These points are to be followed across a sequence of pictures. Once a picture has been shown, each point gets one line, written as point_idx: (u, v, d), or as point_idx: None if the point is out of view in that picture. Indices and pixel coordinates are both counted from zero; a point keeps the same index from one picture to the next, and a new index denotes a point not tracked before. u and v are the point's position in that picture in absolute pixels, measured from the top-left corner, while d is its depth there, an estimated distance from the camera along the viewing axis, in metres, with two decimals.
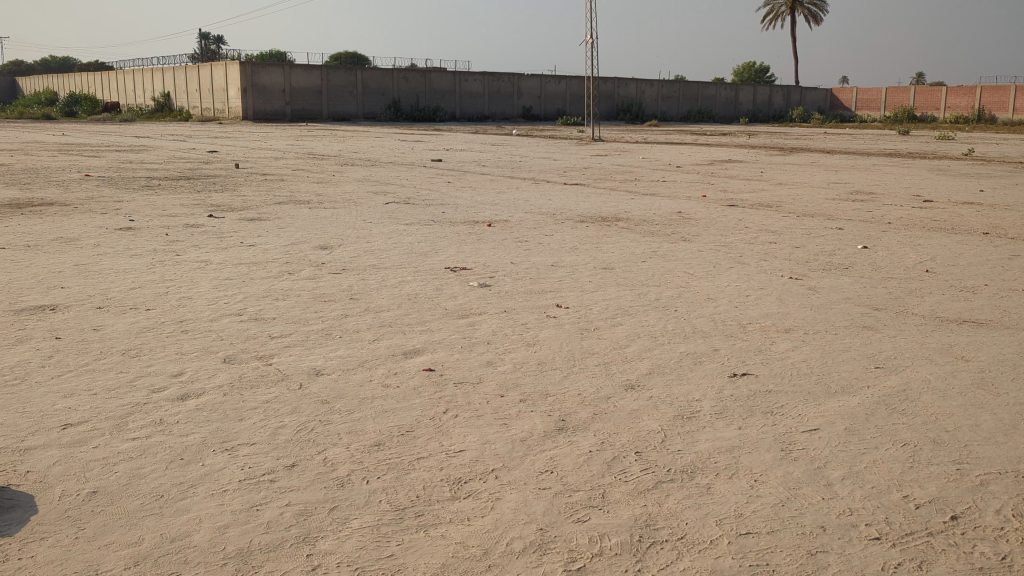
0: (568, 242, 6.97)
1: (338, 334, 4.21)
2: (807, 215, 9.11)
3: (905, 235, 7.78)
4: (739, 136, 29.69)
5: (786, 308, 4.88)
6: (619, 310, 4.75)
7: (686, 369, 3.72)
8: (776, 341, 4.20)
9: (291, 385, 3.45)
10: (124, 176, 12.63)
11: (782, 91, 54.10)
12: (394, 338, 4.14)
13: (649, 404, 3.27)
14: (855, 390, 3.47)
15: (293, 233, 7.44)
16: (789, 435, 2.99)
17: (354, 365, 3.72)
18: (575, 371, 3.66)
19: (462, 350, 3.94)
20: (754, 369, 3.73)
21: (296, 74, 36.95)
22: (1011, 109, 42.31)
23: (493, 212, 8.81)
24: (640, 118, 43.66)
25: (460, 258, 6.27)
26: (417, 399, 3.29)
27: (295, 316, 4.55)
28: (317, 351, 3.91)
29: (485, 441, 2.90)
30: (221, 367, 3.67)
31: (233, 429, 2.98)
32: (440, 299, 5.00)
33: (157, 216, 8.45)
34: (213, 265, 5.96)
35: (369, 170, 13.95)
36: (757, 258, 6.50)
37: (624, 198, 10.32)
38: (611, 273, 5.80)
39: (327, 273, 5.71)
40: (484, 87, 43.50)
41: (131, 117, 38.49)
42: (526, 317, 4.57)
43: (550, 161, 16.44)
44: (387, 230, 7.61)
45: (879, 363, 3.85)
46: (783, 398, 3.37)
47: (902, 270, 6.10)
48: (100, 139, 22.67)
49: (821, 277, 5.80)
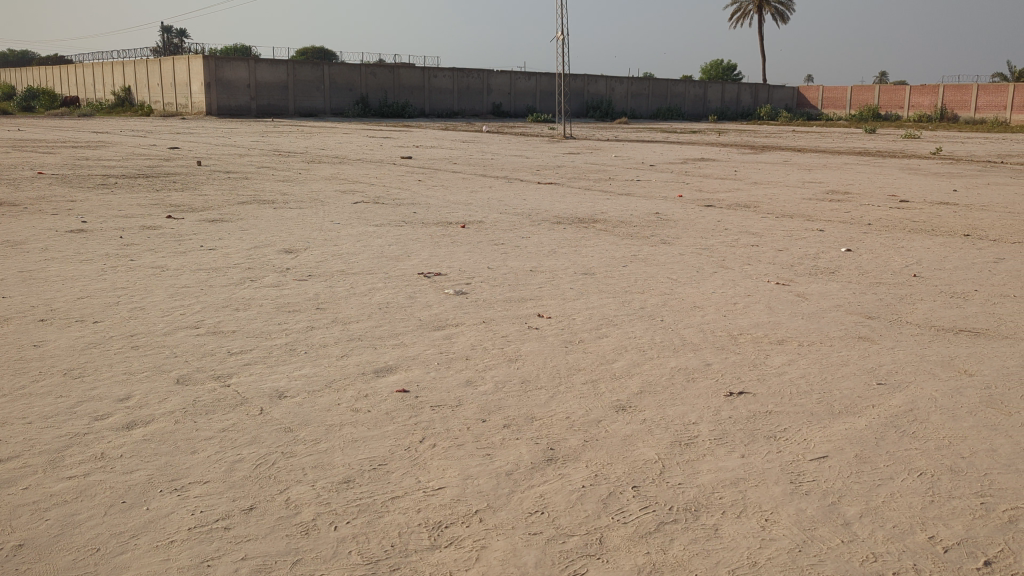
0: (545, 245, 6.71)
1: (303, 349, 3.90)
2: (786, 216, 8.94)
3: (887, 237, 7.61)
4: (709, 134, 29.67)
5: (776, 317, 4.65)
6: (603, 320, 4.49)
7: (679, 387, 3.46)
8: (770, 354, 3.97)
9: (251, 409, 3.15)
10: (80, 174, 12.15)
11: (749, 89, 54.29)
12: (364, 354, 3.85)
13: (643, 429, 3.01)
14: (860, 410, 3.23)
15: (257, 235, 7.11)
16: (797, 464, 2.75)
17: (320, 386, 3.41)
18: (561, 390, 3.39)
19: (438, 368, 3.65)
20: (751, 387, 3.48)
21: (262, 69, 36.32)
22: (973, 108, 42.73)
23: (465, 213, 8.53)
24: (610, 116, 43.55)
25: (433, 262, 5.98)
26: (391, 426, 3.00)
27: (256, 329, 4.24)
28: (279, 370, 3.61)
29: (465, 476, 2.62)
30: (173, 389, 3.36)
31: (184, 464, 2.68)
32: (413, 308, 4.71)
33: (112, 217, 8.07)
34: (169, 271, 5.62)
35: (337, 168, 13.59)
36: (740, 262, 6.30)
37: (599, 197, 10.09)
38: (592, 278, 5.55)
39: (292, 280, 5.40)
40: (454, 83, 43.13)
41: (91, 111, 37.61)
42: (505, 328, 4.30)
43: (521, 158, 16.18)
44: (356, 232, 7.31)
45: (881, 378, 3.62)
46: (786, 420, 3.13)
47: (889, 275, 5.91)
48: (60, 134, 22.01)
49: (808, 283, 5.59)
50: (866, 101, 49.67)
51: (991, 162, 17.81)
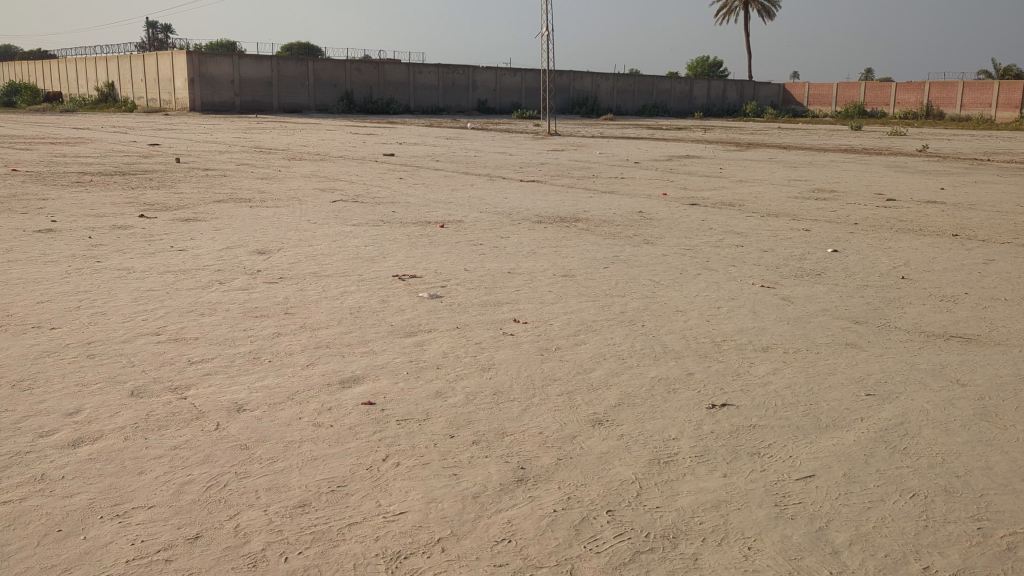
0: (525, 246, 6.55)
1: (267, 358, 3.72)
2: (772, 215, 8.82)
3: (874, 237, 7.49)
4: (696, 131, 29.56)
5: (761, 322, 4.51)
6: (582, 325, 4.33)
7: (659, 398, 3.31)
8: (755, 362, 3.82)
9: (205, 424, 2.97)
10: (54, 171, 11.88)
11: (735, 86, 54.22)
12: (331, 363, 3.67)
13: (620, 446, 2.86)
14: (849, 424, 3.09)
15: (229, 235, 6.91)
16: (782, 484, 2.60)
17: (282, 398, 3.24)
18: (534, 402, 3.23)
19: (407, 378, 3.48)
20: (735, 399, 3.33)
21: (245, 65, 35.98)
22: (958, 105, 42.81)
23: (445, 212, 8.35)
24: (596, 112, 43.41)
25: (409, 264, 5.81)
26: (353, 443, 2.83)
27: (220, 336, 4.05)
28: (240, 380, 3.43)
29: (430, 499, 2.45)
30: (126, 402, 3.17)
31: (129, 486, 2.50)
32: (385, 312, 4.54)
33: (83, 216, 7.84)
34: (136, 273, 5.42)
35: (317, 165, 13.38)
36: (724, 263, 6.15)
37: (582, 196, 9.94)
38: (572, 281, 5.39)
39: (261, 283, 5.21)
40: (439, 79, 42.87)
41: (72, 106, 37.08)
42: (480, 335, 4.14)
43: (505, 155, 16.01)
44: (332, 232, 7.12)
45: (869, 389, 3.49)
46: (770, 436, 2.98)
47: (876, 277, 5.78)
48: (39, 130, 21.66)
49: (794, 286, 5.45)
50: (851, 98, 49.74)
51: (976, 160, 17.77)
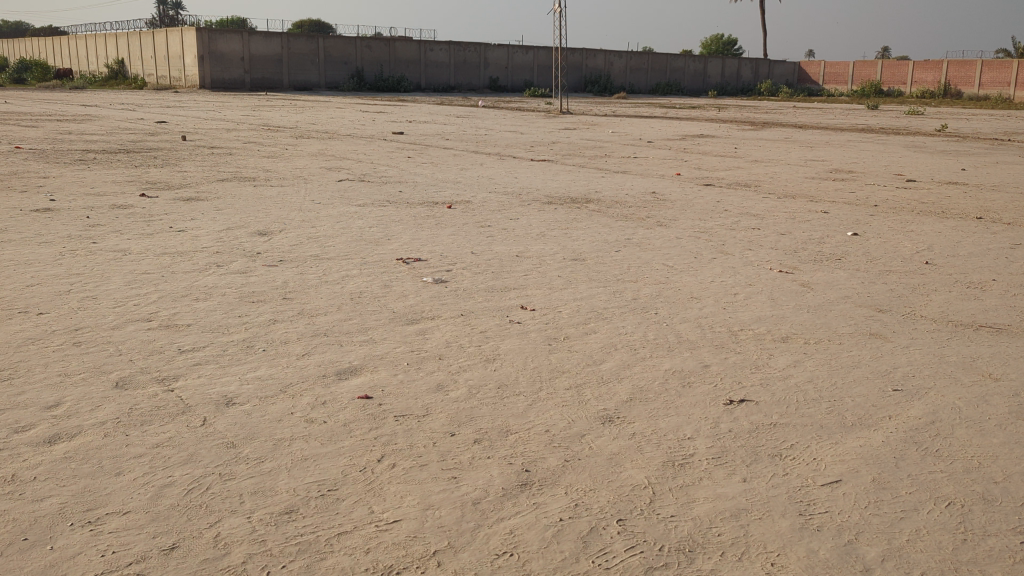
0: (534, 228, 6.34)
1: (261, 347, 3.55)
2: (789, 196, 8.59)
3: (896, 219, 7.26)
4: (710, 109, 29.21)
5: (779, 310, 4.30)
6: (592, 313, 4.14)
7: (673, 393, 3.12)
8: (774, 353, 3.62)
9: (191, 420, 2.80)
10: (58, 149, 11.73)
11: (750, 65, 53.56)
12: (328, 353, 3.49)
13: (632, 446, 2.67)
14: (876, 423, 2.89)
15: (231, 216, 6.74)
16: (806, 490, 2.42)
17: (274, 391, 3.06)
18: (541, 398, 3.05)
19: (407, 370, 3.30)
20: (753, 394, 3.14)
21: (255, 42, 35.70)
22: (976, 84, 42.20)
23: (453, 192, 8.15)
24: (609, 91, 42.98)
25: (414, 246, 5.62)
26: (346, 442, 2.66)
27: (213, 322, 3.88)
28: (231, 371, 3.26)
29: (426, 506, 2.28)
30: (109, 395, 3.00)
31: (104, 490, 2.33)
32: (387, 298, 4.36)
33: (83, 195, 7.68)
34: (131, 255, 5.25)
35: (325, 144, 13.19)
36: (740, 247, 5.94)
37: (594, 175, 9.73)
38: (582, 265, 5.20)
39: (260, 266, 5.03)
40: (450, 57, 42.45)
41: (82, 83, 36.89)
42: (485, 322, 3.95)
43: (516, 134, 15.76)
44: (337, 213, 6.94)
45: (896, 383, 3.28)
46: (792, 435, 2.79)
47: (899, 262, 5.56)
48: (48, 107, 21.53)
49: (813, 271, 5.23)
50: (867, 76, 49.09)
51: (996, 140, 17.41)
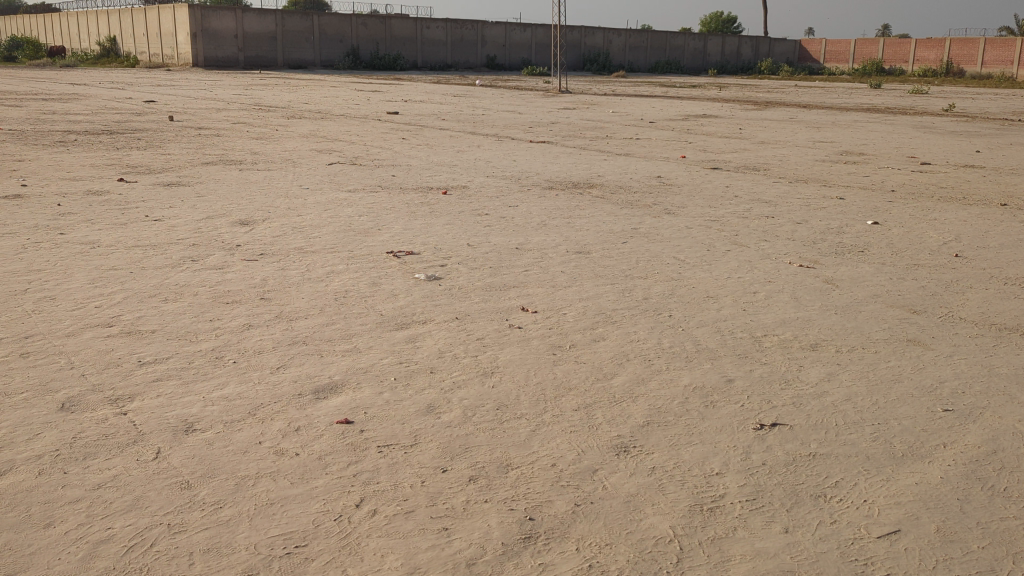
0: (535, 217, 5.96)
1: (232, 359, 3.17)
2: (800, 181, 8.21)
3: (916, 206, 6.87)
4: (711, 89, 28.68)
5: (806, 312, 3.93)
6: (600, 316, 3.77)
7: (695, 417, 2.75)
8: (804, 365, 3.25)
9: (141, 452, 2.42)
10: (39, 129, 11.31)
11: (750, 44, 53.03)
12: (305, 365, 3.12)
13: (652, 485, 2.31)
14: (930, 454, 2.53)
15: (213, 203, 6.34)
16: (861, 544, 2.05)
17: (241, 415, 2.69)
18: (545, 422, 2.67)
19: (393, 387, 2.92)
20: (787, 416, 2.77)
21: (249, 19, 35.06)
22: (979, 62, 41.62)
23: (449, 176, 7.75)
24: (608, 69, 42.42)
25: (405, 238, 5.23)
26: (320, 481, 2.28)
27: (180, 328, 3.50)
28: (195, 390, 2.87)
29: (412, 569, 1.91)
30: (51, 419, 2.62)
31: (27, 549, 1.96)
32: (375, 298, 3.99)
33: (58, 180, 7.27)
34: (100, 248, 4.86)
35: (317, 124, 12.74)
36: (754, 237, 5.55)
37: (596, 158, 9.33)
38: (587, 258, 4.83)
39: (239, 260, 4.65)
40: (447, 35, 41.74)
41: (73, 62, 36.25)
42: (482, 327, 3.58)
43: (514, 114, 15.32)
44: (326, 199, 6.55)
45: (946, 402, 2.91)
46: (838, 470, 2.42)
47: (926, 255, 5.18)
48: (35, 86, 20.98)
49: (836, 266, 4.85)
50: (868, 55, 48.49)
51: (1008, 120, 16.96)
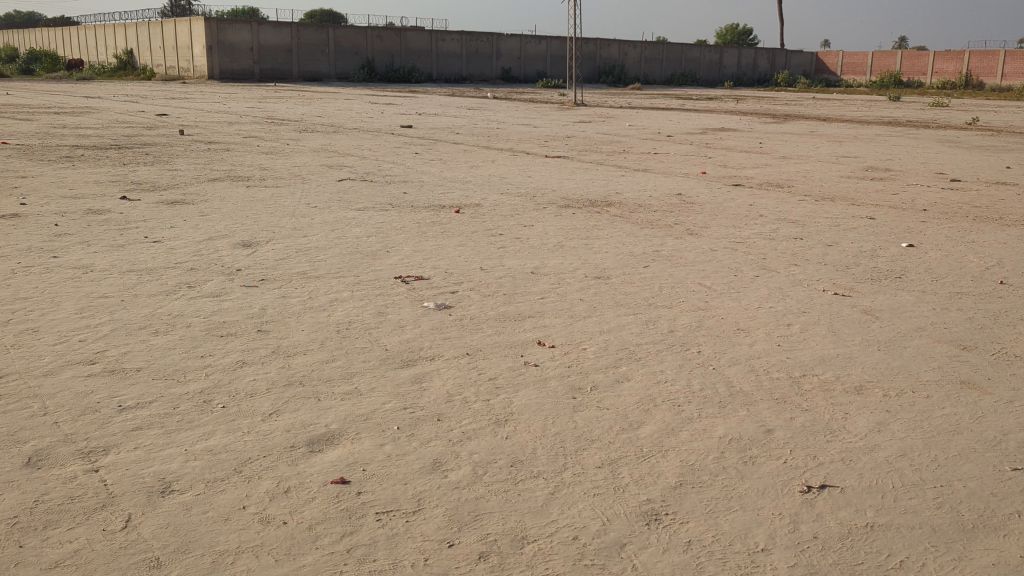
0: (551, 237, 5.68)
1: (221, 403, 2.89)
2: (827, 198, 7.91)
3: (952, 227, 6.54)
4: (727, 101, 28.35)
5: (847, 348, 3.62)
6: (623, 351, 3.47)
7: (734, 477, 2.44)
8: (849, 412, 2.94)
9: (109, 521, 2.14)
10: (48, 144, 11.14)
11: (766, 56, 52.78)
12: (301, 411, 2.83)
13: (690, 565, 2.01)
14: (1004, 526, 2.23)
15: (216, 223, 6.09)
16: None
17: (226, 472, 2.40)
18: (565, 484, 2.38)
19: (396, 439, 2.63)
20: (836, 476, 2.46)
21: (264, 32, 35.03)
22: (999, 75, 41.12)
23: (462, 193, 7.49)
24: (624, 82, 42.23)
25: (415, 261, 4.96)
26: (309, 558, 2.00)
27: (168, 367, 3.22)
28: (177, 442, 2.59)
29: None
30: (14, 479, 2.35)
31: None
32: (381, 330, 3.70)
33: (59, 198, 7.04)
34: (93, 273, 4.61)
35: (329, 138, 12.52)
36: (783, 261, 5.24)
37: (614, 174, 9.04)
38: (607, 285, 4.53)
39: (238, 287, 4.39)
40: (462, 47, 41.62)
41: (90, 74, 36.45)
42: (495, 365, 3.29)
43: (529, 128, 15.06)
44: (334, 218, 6.29)
45: (1014, 459, 2.60)
46: (901, 547, 2.12)
47: (969, 281, 4.86)
48: (50, 98, 20.93)
49: (873, 294, 4.54)
50: (886, 67, 48.03)
51: None
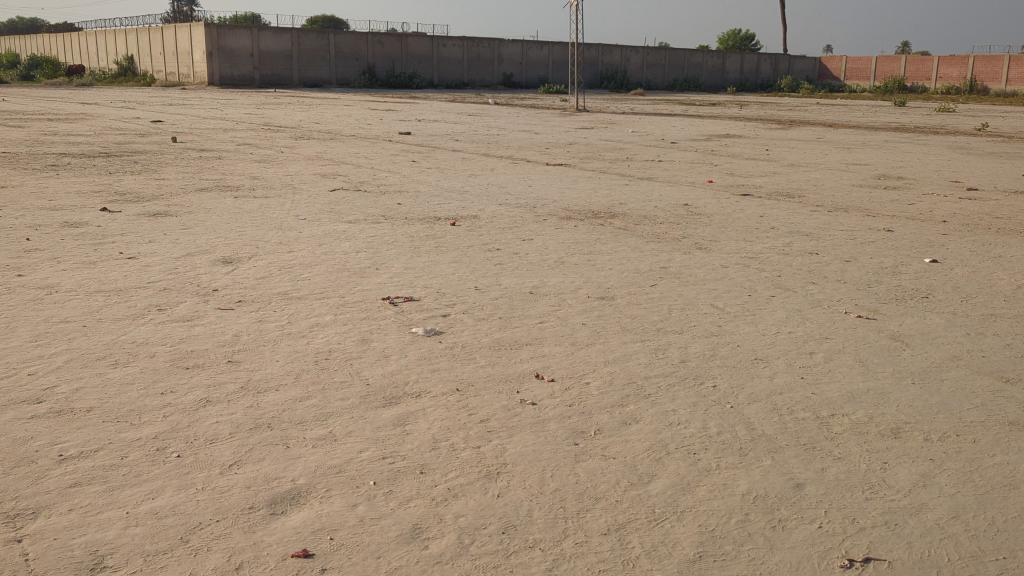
0: (551, 253, 5.35)
1: (175, 452, 2.54)
2: (840, 208, 7.58)
3: (973, 240, 6.21)
4: (731, 107, 28.04)
5: (878, 382, 3.27)
6: (630, 386, 3.13)
7: (763, 547, 2.10)
8: (888, 462, 2.58)
9: None
10: (35, 152, 10.85)
11: (769, 61, 52.55)
12: (265, 462, 2.49)
13: None
14: None
15: (196, 237, 5.76)
16: None
17: (170, 543, 2.06)
18: (566, 557, 2.03)
19: (371, 499, 2.28)
20: (881, 546, 2.12)
21: (264, 37, 34.78)
22: (1004, 79, 40.71)
23: (459, 204, 7.16)
24: (626, 87, 41.93)
25: (404, 280, 4.62)
26: None
27: (123, 406, 2.89)
28: (119, 502, 2.25)
29: None
30: None
31: None
32: (363, 361, 3.37)
33: (36, 209, 6.72)
34: (57, 294, 4.28)
35: (325, 146, 12.21)
36: (800, 279, 4.90)
37: (617, 183, 8.72)
38: (611, 306, 4.19)
39: (212, 309, 4.06)
40: (464, 52, 41.39)
41: (90, 80, 36.24)
42: (489, 404, 2.94)
43: (531, 134, 14.74)
44: (322, 232, 5.97)
45: None
46: None
47: (1001, 302, 4.52)
48: (46, 105, 20.74)
49: (900, 316, 4.19)
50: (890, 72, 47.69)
51: None
